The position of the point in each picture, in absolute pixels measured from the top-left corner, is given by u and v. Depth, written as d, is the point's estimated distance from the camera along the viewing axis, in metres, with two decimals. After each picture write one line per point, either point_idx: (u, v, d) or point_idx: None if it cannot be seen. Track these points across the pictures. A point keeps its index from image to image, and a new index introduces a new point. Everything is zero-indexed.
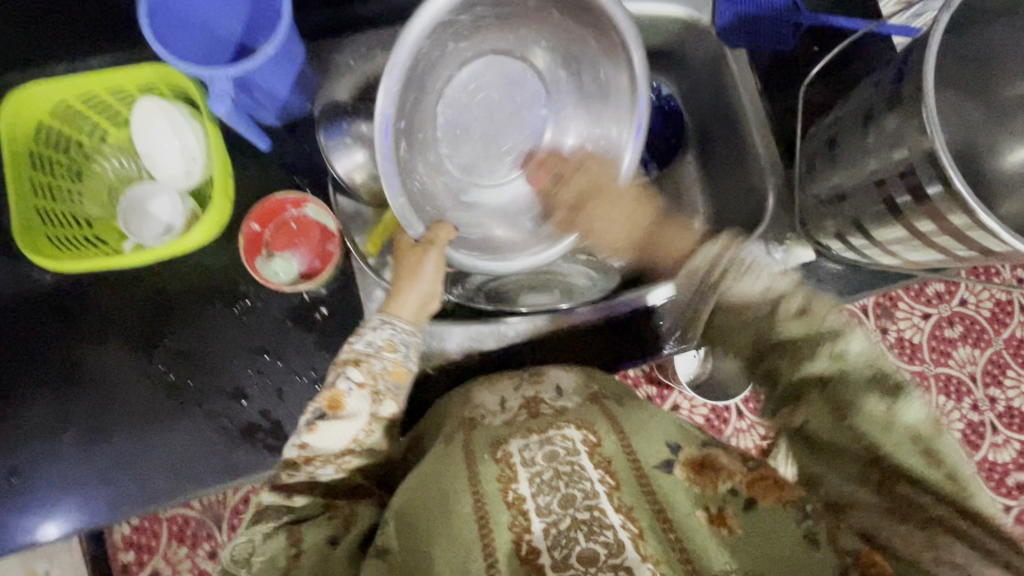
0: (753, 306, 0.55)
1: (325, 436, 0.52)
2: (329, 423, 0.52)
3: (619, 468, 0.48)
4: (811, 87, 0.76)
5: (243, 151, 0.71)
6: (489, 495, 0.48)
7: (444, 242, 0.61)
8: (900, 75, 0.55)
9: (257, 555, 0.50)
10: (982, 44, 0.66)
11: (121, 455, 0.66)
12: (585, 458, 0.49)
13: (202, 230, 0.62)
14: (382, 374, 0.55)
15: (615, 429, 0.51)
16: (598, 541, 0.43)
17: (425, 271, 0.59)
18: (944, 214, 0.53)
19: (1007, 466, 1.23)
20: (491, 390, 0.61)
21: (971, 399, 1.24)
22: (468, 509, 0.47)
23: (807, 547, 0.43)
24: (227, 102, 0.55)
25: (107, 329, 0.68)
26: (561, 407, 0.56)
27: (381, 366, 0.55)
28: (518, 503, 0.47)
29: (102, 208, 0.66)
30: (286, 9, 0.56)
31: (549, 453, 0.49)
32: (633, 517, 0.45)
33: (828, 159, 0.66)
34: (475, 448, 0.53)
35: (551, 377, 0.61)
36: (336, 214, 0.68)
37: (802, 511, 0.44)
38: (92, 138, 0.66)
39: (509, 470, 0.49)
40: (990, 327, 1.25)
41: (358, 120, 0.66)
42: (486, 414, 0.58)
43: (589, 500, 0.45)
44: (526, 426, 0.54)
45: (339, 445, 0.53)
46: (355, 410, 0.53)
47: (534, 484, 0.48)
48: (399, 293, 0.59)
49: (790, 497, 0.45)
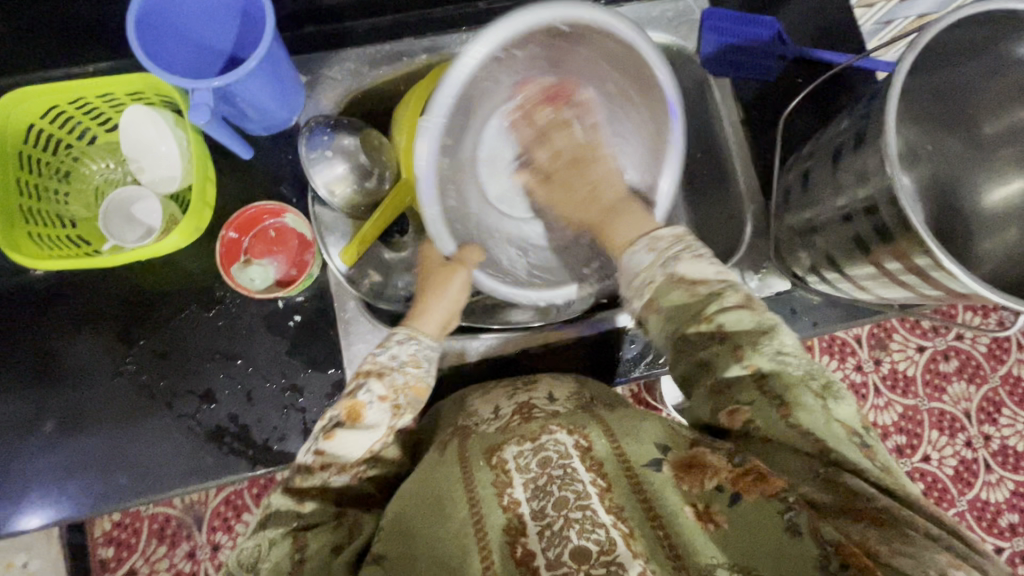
0: (696, 299, 0.49)
1: (341, 444, 0.51)
2: (347, 432, 0.52)
3: (610, 469, 0.47)
4: (795, 118, 0.77)
5: (227, 158, 0.72)
6: (482, 500, 0.47)
7: (473, 264, 0.64)
8: (867, 113, 0.55)
9: (264, 562, 0.48)
10: (960, 84, 0.65)
11: (91, 452, 0.66)
12: (578, 461, 0.48)
13: (181, 234, 0.64)
14: (403, 388, 0.54)
15: (606, 433, 0.50)
16: (590, 539, 0.43)
17: (450, 289, 0.62)
18: (907, 253, 0.53)
19: (1000, 505, 1.20)
20: (484, 398, 0.62)
21: (965, 436, 1.22)
22: (465, 514, 0.47)
23: (789, 539, 0.40)
24: (207, 113, 0.56)
25: (85, 328, 0.69)
26: (554, 411, 0.55)
27: (402, 380, 0.54)
28: (514, 507, 0.46)
29: (87, 209, 0.69)
30: (268, 22, 0.58)
31: (543, 459, 0.48)
32: (623, 517, 0.44)
33: (801, 192, 0.66)
34: (468, 455, 0.51)
35: (542, 384, 0.61)
36: (314, 223, 0.71)
37: (786, 502, 0.42)
38: (81, 141, 0.68)
39: (505, 475, 0.48)
40: (986, 363, 1.24)
41: (341, 133, 0.69)
42: (478, 422, 0.57)
43: (581, 501, 0.45)
44: (518, 433, 0.52)
45: (355, 454, 0.52)
46: (375, 421, 0.53)
47: (528, 489, 0.47)
48: (425, 310, 0.61)
49: (777, 490, 0.42)
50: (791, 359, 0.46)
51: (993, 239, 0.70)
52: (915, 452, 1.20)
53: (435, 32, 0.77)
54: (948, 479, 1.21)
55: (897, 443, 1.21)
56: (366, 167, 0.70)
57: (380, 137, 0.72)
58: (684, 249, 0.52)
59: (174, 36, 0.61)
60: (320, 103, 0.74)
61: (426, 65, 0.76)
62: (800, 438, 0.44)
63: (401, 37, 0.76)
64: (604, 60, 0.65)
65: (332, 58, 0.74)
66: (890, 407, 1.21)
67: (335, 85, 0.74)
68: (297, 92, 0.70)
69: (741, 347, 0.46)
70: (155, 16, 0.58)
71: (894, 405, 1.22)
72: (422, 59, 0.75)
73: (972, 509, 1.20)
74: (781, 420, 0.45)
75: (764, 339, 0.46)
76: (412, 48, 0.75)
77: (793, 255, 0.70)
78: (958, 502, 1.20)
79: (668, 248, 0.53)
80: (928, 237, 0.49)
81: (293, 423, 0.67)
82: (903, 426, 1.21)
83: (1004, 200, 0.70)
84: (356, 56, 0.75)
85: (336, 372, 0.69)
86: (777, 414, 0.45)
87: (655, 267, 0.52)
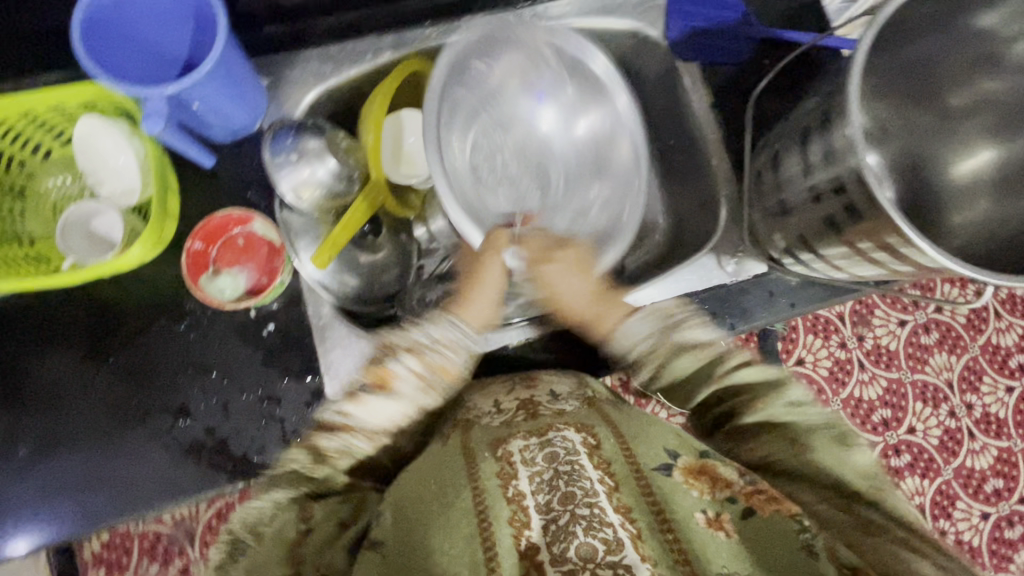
0: (708, 360, 0.56)
1: (369, 409, 0.52)
2: (374, 399, 0.52)
3: (619, 469, 0.47)
4: (766, 100, 0.77)
5: (190, 167, 0.70)
6: (488, 492, 0.46)
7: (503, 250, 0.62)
8: (832, 92, 0.56)
9: (268, 526, 0.47)
10: (926, 58, 0.66)
11: (65, 475, 0.65)
12: (585, 458, 0.47)
13: (143, 246, 0.62)
14: (434, 368, 0.54)
15: (616, 433, 0.50)
16: (597, 537, 0.42)
17: (490, 276, 0.61)
18: (877, 231, 0.53)
19: (984, 472, 1.23)
20: (483, 394, 0.60)
21: (948, 405, 1.24)
22: (468, 503, 0.46)
23: (803, 559, 0.41)
24: (160, 122, 0.55)
25: (50, 348, 0.67)
26: (559, 410, 0.54)
27: (435, 360, 0.54)
28: (518, 500, 0.46)
29: (45, 226, 0.67)
30: (220, 23, 0.56)
31: (549, 454, 0.48)
32: (631, 517, 0.44)
33: (773, 174, 0.66)
34: (473, 447, 0.51)
35: (544, 382, 0.60)
36: (282, 230, 0.70)
37: (802, 523, 0.43)
38: (35, 155, 0.66)
39: (510, 468, 0.48)
40: (966, 333, 1.26)
41: (306, 136, 0.68)
42: (481, 415, 0.56)
43: (588, 498, 0.44)
44: (524, 427, 0.52)
45: (376, 424, 0.52)
46: (404, 394, 0.52)
47: (534, 483, 0.46)
48: (471, 299, 0.60)
49: (792, 511, 0.43)
50: (805, 409, 0.53)
51: (965, 212, 0.71)
52: (901, 424, 1.22)
53: (398, 27, 0.75)
54: (934, 449, 1.22)
55: (884, 417, 1.22)
56: (334, 171, 0.69)
57: (346, 138, 0.71)
58: (688, 318, 0.60)
59: (123, 41, 0.59)
60: (282, 104, 0.72)
61: (391, 62, 0.74)
62: (820, 474, 0.50)
63: (363, 34, 0.75)
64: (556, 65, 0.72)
65: (293, 59, 0.73)
66: (875, 381, 1.23)
67: (297, 86, 0.72)
68: (258, 95, 0.68)
69: (759, 398, 0.54)
70: (102, 21, 0.56)
71: (879, 379, 1.23)
72: (386, 56, 0.74)
73: (958, 477, 1.22)
74: (796, 455, 0.51)
75: (776, 391, 0.54)
76: (375, 45, 0.73)
77: (767, 238, 0.70)
78: (944, 471, 1.22)
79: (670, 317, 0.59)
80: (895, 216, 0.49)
81: (272, 434, 0.66)
82: (888, 400, 1.22)
83: (972, 172, 0.71)
84: (318, 56, 0.73)
85: (314, 379, 0.68)
86: (791, 450, 0.52)
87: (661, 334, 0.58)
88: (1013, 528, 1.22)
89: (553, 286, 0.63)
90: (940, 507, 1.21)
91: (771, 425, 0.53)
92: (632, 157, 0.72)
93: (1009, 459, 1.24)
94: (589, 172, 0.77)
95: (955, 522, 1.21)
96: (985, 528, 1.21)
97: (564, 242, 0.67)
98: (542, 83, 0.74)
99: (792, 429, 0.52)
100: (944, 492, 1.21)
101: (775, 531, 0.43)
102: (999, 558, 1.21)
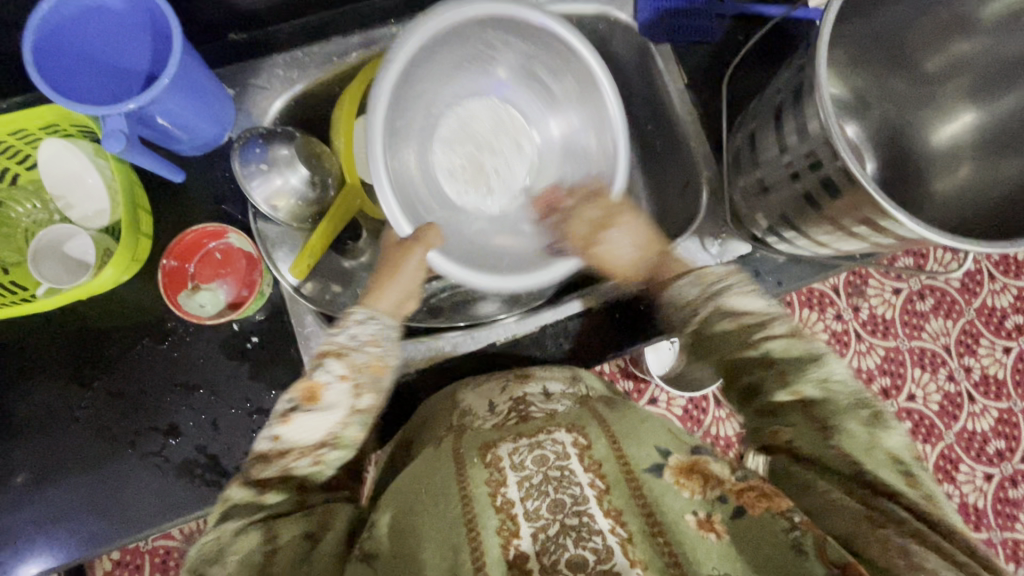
0: (741, 328, 0.52)
1: (301, 427, 0.48)
2: (304, 415, 0.48)
3: (610, 471, 0.45)
4: (740, 77, 0.76)
5: (160, 185, 0.70)
6: (476, 499, 0.45)
7: (433, 246, 0.59)
8: (803, 67, 0.55)
9: (230, 553, 0.43)
10: (900, 23, 0.64)
11: (57, 502, 0.64)
12: (576, 461, 0.46)
13: (115, 266, 0.61)
14: (364, 366, 0.51)
15: (606, 432, 0.49)
16: (588, 547, 0.41)
17: (408, 267, 0.58)
18: (856, 206, 0.53)
19: (986, 434, 1.23)
20: (477, 394, 0.60)
21: (947, 370, 1.24)
22: (457, 512, 0.44)
23: (793, 557, 0.41)
24: (121, 139, 0.53)
25: (32, 377, 0.67)
26: (550, 410, 0.54)
27: (363, 359, 0.51)
28: (507, 508, 0.44)
29: (19, 253, 0.66)
30: (174, 34, 0.54)
31: (538, 457, 0.47)
32: (622, 521, 0.43)
33: (750, 153, 0.66)
34: (463, 451, 0.50)
35: (537, 379, 0.60)
36: (258, 241, 0.69)
37: (792, 521, 0.43)
38: (1, 182, 0.66)
39: (499, 473, 0.46)
40: (960, 297, 1.25)
41: (274, 144, 0.66)
42: (475, 418, 0.56)
43: (578, 505, 0.43)
44: (515, 431, 0.51)
45: (313, 438, 0.49)
46: (333, 402, 0.49)
47: (523, 489, 0.45)
48: (383, 289, 0.57)
49: (782, 508, 0.43)
50: (835, 387, 0.49)
51: (948, 177, 0.70)
52: (901, 392, 1.22)
53: (363, 28, 0.74)
54: (935, 415, 1.22)
55: (883, 385, 1.22)
56: (304, 178, 0.67)
57: (321, 146, 0.70)
58: (733, 284, 0.54)
59: (79, 60, 0.58)
60: (251, 114, 0.71)
61: (358, 63, 0.73)
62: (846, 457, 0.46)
63: (328, 38, 0.73)
64: (509, 37, 0.66)
65: (256, 67, 0.71)
66: (872, 351, 1.22)
67: (263, 94, 0.71)
68: (225, 105, 0.67)
69: (788, 372, 0.50)
70: (52, 40, 0.55)
71: (877, 349, 1.23)
72: (352, 58, 0.72)
73: (960, 441, 1.22)
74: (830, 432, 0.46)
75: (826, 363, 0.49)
76: (340, 47, 0.72)
77: (749, 216, 0.70)
78: (946, 436, 1.22)
79: (714, 281, 0.55)
80: (873, 190, 0.49)
81: None
82: (887, 368, 1.22)
83: (953, 137, 0.70)
84: (282, 62, 0.71)
85: None
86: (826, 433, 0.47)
87: (700, 301, 0.54)
88: (1018, 488, 1.23)
89: (608, 253, 0.63)
90: (944, 471, 1.21)
91: (798, 402, 0.49)
92: (606, 139, 0.69)
93: (1010, 419, 1.24)
94: (562, 158, 0.74)
95: (959, 486, 1.21)
96: (989, 489, 1.22)
97: (604, 207, 0.65)
98: (509, 63, 0.70)
99: (827, 408, 0.48)
100: (946, 457, 1.21)
101: (766, 528, 0.43)
102: (1005, 518, 1.22)
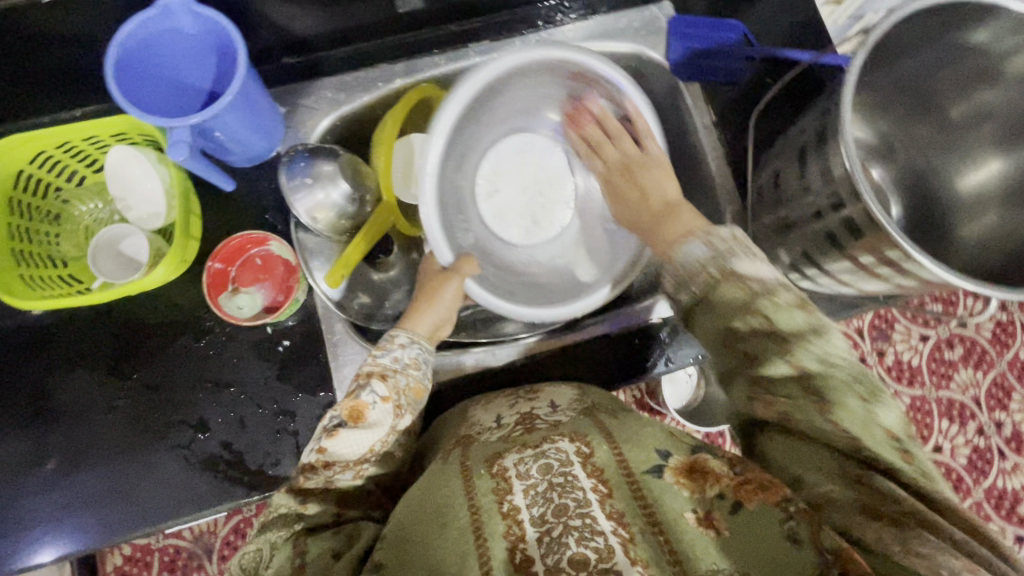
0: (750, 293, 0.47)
1: (345, 442, 0.52)
2: (349, 432, 0.52)
3: (611, 475, 0.46)
4: (767, 117, 0.78)
5: (211, 193, 0.75)
6: (483, 508, 0.46)
7: (467, 276, 0.63)
8: (827, 110, 0.57)
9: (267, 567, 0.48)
10: (925, 71, 0.66)
11: (86, 490, 0.67)
12: (578, 467, 0.47)
13: (167, 266, 0.66)
14: (405, 389, 0.55)
15: (608, 440, 0.49)
16: (589, 546, 0.41)
17: (445, 294, 0.62)
18: (877, 246, 0.54)
19: (1017, 493, 1.18)
20: (488, 409, 0.62)
21: (976, 423, 1.20)
22: (465, 521, 0.45)
23: (790, 548, 0.39)
24: (185, 148, 0.58)
25: (75, 366, 0.70)
26: (556, 421, 0.55)
27: (405, 382, 0.56)
28: (514, 514, 0.45)
29: (78, 249, 0.72)
30: (240, 55, 0.59)
31: (543, 465, 0.47)
32: (623, 522, 0.43)
33: (774, 190, 0.67)
34: (470, 463, 0.51)
35: (544, 394, 0.62)
36: (298, 249, 0.73)
37: (788, 510, 0.41)
38: (69, 182, 0.72)
39: (505, 483, 0.47)
40: (992, 348, 1.22)
41: (318, 160, 0.71)
42: (481, 430, 0.57)
43: (581, 508, 0.43)
44: (520, 441, 0.52)
45: (356, 453, 0.52)
46: (377, 420, 0.53)
47: (529, 496, 0.46)
48: (419, 312, 0.62)
49: (777, 498, 0.42)
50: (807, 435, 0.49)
51: (972, 223, 0.71)
52: (927, 442, 1.19)
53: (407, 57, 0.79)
54: (963, 468, 1.19)
55: None
56: (345, 192, 0.72)
57: (360, 164, 0.74)
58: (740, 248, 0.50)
59: (151, 77, 0.63)
60: (300, 132, 0.77)
61: (401, 89, 0.78)
62: None
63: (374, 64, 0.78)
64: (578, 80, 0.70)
65: (308, 88, 0.77)
66: (897, 398, 1.20)
67: (313, 113, 0.76)
68: (275, 123, 0.72)
69: (790, 342, 0.44)
70: (131, 59, 0.60)
71: (902, 396, 1.20)
72: (396, 84, 0.78)
73: (989, 498, 1.18)
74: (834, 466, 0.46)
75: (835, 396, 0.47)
76: (386, 75, 0.77)
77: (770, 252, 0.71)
78: (974, 492, 1.18)
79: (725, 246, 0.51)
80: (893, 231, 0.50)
81: (285, 447, 0.68)
82: (912, 417, 1.19)
83: (978, 184, 0.70)
84: (333, 86, 0.77)
85: (327, 394, 0.70)
86: None
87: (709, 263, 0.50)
88: None
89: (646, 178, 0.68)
90: None
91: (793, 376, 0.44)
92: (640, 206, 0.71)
93: None
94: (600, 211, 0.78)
95: None
96: None
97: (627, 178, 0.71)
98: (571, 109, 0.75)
99: None
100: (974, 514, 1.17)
101: (761, 534, 0.40)
102: None
